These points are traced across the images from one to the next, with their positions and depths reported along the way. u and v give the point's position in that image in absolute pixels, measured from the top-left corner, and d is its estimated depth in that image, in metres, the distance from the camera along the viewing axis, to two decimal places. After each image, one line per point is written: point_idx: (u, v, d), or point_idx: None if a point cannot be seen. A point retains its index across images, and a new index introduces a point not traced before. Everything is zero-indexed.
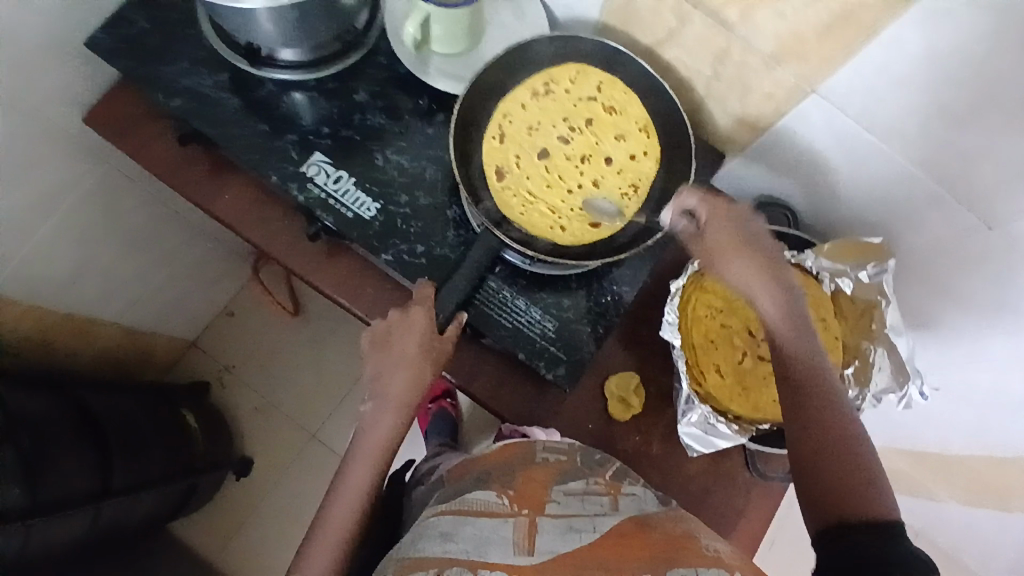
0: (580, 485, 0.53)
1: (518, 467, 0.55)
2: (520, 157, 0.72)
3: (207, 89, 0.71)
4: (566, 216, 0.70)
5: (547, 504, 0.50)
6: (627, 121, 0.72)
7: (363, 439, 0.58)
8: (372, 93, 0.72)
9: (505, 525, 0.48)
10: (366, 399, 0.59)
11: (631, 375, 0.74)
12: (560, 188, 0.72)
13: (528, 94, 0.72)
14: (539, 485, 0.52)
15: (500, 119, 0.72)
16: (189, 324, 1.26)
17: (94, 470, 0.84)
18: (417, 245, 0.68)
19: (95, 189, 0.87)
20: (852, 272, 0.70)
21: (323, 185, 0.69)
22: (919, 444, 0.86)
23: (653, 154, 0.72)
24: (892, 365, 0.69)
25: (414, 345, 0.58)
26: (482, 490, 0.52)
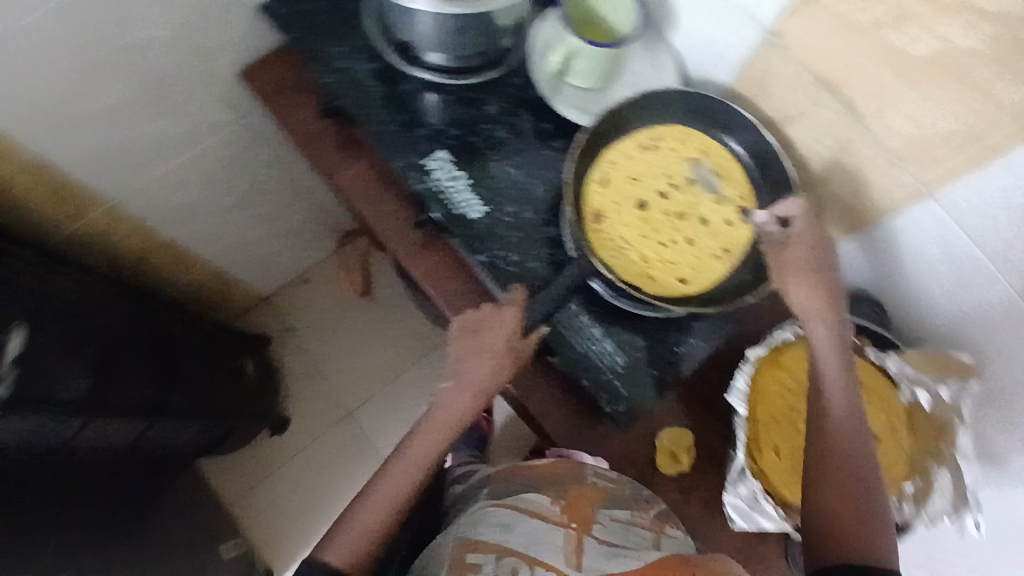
0: (626, 514, 0.56)
1: (569, 486, 0.57)
2: (618, 205, 0.72)
3: (359, 73, 0.78)
4: (656, 268, 0.71)
5: (594, 524, 0.54)
6: (727, 186, 0.73)
7: (434, 415, 0.61)
8: (503, 107, 0.77)
9: (554, 533, 0.52)
10: (445, 379, 0.62)
11: (684, 431, 0.74)
12: (654, 240, 0.72)
13: (633, 145, 0.74)
14: (587, 502, 0.56)
15: (602, 166, 0.74)
16: (267, 280, 1.33)
17: (149, 388, 0.89)
18: (511, 254, 0.72)
19: (230, 138, 0.95)
20: (931, 386, 0.67)
21: (440, 180, 0.74)
22: None
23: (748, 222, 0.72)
24: (954, 491, 0.66)
25: (499, 342, 0.60)
26: (535, 493, 0.56)
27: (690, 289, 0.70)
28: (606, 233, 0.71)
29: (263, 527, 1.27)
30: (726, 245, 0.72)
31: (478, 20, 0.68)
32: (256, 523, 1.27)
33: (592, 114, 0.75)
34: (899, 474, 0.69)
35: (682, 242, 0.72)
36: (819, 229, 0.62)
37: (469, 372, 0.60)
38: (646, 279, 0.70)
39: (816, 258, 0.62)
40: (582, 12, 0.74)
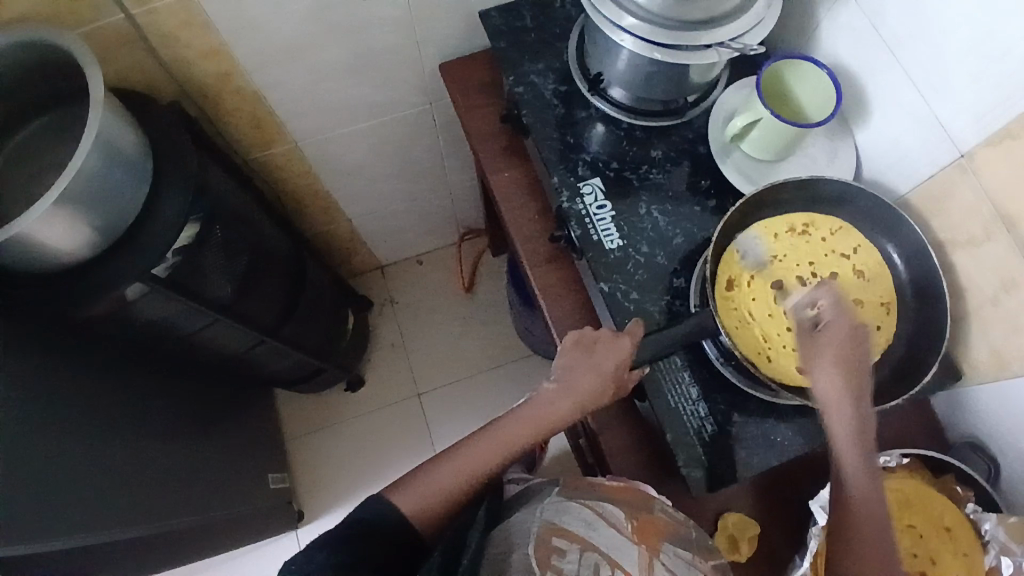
0: (690, 557, 0.57)
1: (641, 510, 0.59)
2: (755, 277, 0.71)
3: (545, 89, 0.83)
4: (777, 348, 0.69)
5: (660, 550, 0.56)
6: (871, 291, 0.71)
7: (530, 408, 0.67)
8: (667, 154, 0.80)
9: (625, 545, 0.55)
10: (550, 380, 0.66)
11: (751, 521, 0.70)
12: (783, 322, 0.70)
13: (785, 226, 0.73)
14: (656, 532, 0.57)
15: (748, 236, 0.73)
16: (389, 251, 1.43)
17: (270, 310, 0.99)
18: (633, 291, 0.73)
19: (409, 117, 1.04)
20: (1022, 558, 0.62)
21: (587, 204, 0.77)
22: None
23: (885, 331, 0.70)
24: None
25: (609, 362, 0.64)
26: (609, 507, 0.58)
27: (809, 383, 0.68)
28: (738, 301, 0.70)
29: (312, 470, 1.35)
30: (856, 351, 0.69)
31: (672, 72, 0.72)
32: (306, 463, 1.35)
33: (753, 183, 0.76)
34: None
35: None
36: (856, 324, 0.57)
37: (574, 381, 0.65)
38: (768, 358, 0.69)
39: (853, 352, 0.57)
40: (774, 85, 0.75)
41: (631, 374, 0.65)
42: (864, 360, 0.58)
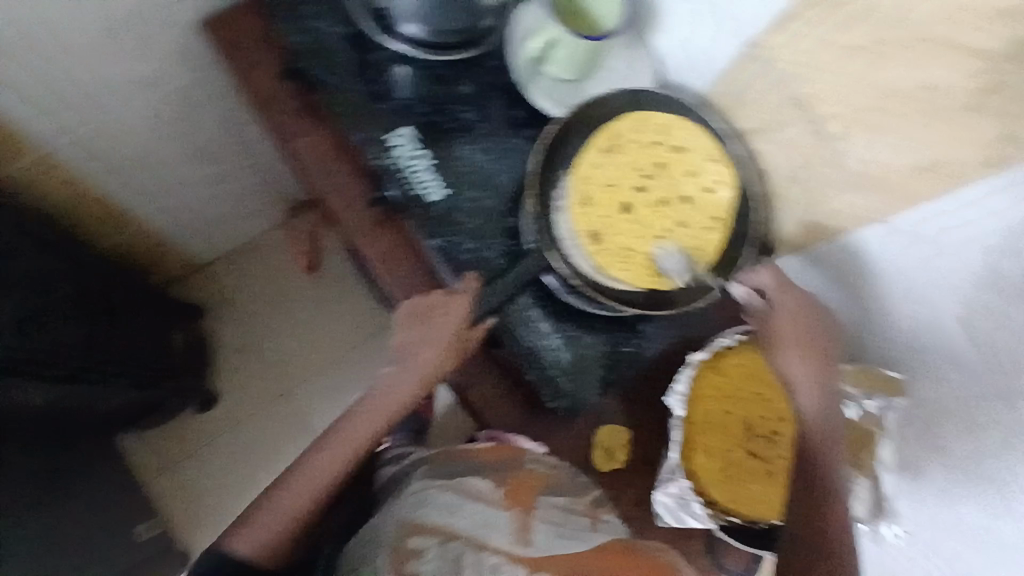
0: (562, 502, 0.64)
1: (510, 471, 0.64)
2: (607, 215, 0.72)
3: (329, 37, 0.74)
4: (664, 263, 0.72)
5: (532, 507, 0.63)
6: (698, 157, 0.75)
7: (374, 397, 0.66)
8: (476, 89, 0.75)
9: (499, 517, 0.61)
10: (389, 363, 0.67)
11: (619, 429, 0.73)
12: (628, 232, 0.72)
13: (597, 152, 0.73)
14: (528, 488, 0.64)
15: (578, 158, 0.73)
16: (208, 246, 1.26)
17: (65, 352, 0.83)
18: (466, 241, 0.70)
19: (182, 92, 0.89)
20: (859, 399, 0.69)
21: (397, 158, 0.72)
22: None
23: (728, 181, 0.74)
24: (872, 499, 0.70)
25: (444, 330, 0.62)
26: (479, 479, 0.64)
27: (665, 283, 0.71)
28: (581, 224, 0.71)
29: (181, 505, 1.21)
30: (699, 240, 0.73)
31: None
32: (172, 499, 1.21)
33: (567, 106, 0.74)
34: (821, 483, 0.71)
35: (656, 236, 0.72)
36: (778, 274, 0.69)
37: (415, 357, 0.63)
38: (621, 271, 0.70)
39: (801, 325, 0.67)
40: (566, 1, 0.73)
41: (472, 335, 0.63)
42: (818, 339, 0.67)
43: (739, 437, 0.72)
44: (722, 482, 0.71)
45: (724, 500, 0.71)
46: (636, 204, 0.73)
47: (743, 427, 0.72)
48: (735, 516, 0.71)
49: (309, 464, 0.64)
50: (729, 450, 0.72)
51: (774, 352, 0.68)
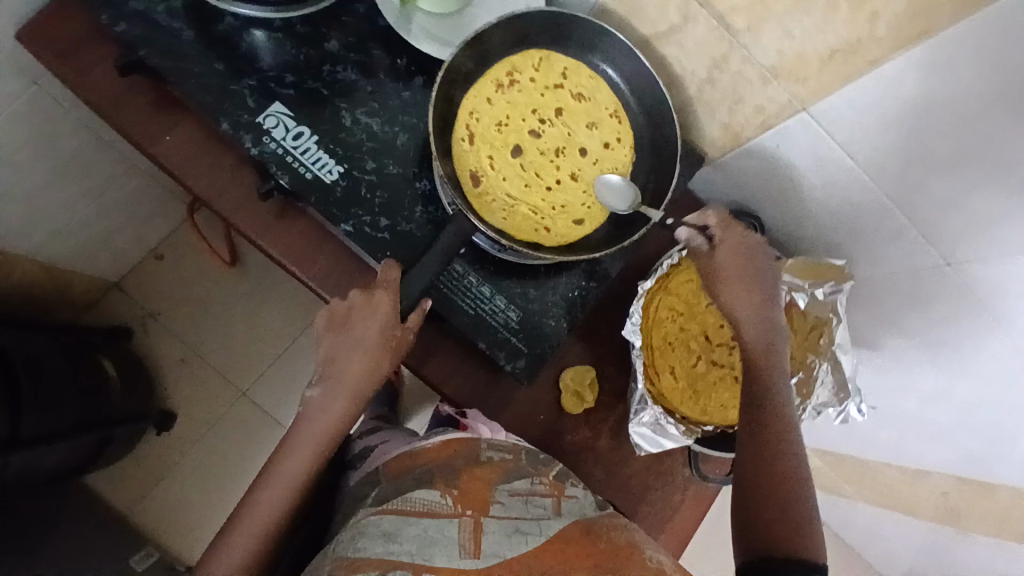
0: (525, 485, 0.56)
1: (462, 469, 0.55)
2: (493, 158, 0.67)
3: (158, 15, 0.63)
4: (549, 215, 0.68)
5: (491, 504, 0.52)
6: (597, 108, 0.69)
7: (302, 427, 0.56)
8: (348, 45, 0.66)
9: (450, 526, 0.50)
10: (312, 384, 0.57)
11: (588, 368, 0.73)
12: (516, 183, 0.68)
13: (493, 87, 0.68)
14: (483, 485, 0.54)
15: (471, 91, 0.67)
16: (112, 263, 1.15)
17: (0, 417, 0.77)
18: (382, 219, 0.64)
19: (18, 109, 0.76)
20: (808, 289, 0.73)
21: (280, 140, 0.63)
22: (864, 448, 0.99)
23: (626, 141, 0.70)
24: (834, 381, 0.73)
25: (374, 329, 0.56)
26: (425, 489, 0.53)
27: (549, 238, 0.67)
28: (463, 162, 0.66)
29: (168, 530, 1.16)
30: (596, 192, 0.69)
31: None
32: (157, 526, 1.16)
33: (449, 45, 0.67)
34: None
35: (547, 188, 0.68)
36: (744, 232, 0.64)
37: (346, 370, 0.57)
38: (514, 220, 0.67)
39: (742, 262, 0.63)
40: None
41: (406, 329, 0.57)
42: (767, 279, 0.63)
43: (699, 348, 0.72)
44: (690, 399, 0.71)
45: (695, 413, 0.71)
46: (527, 152, 0.68)
47: (702, 339, 0.72)
48: (708, 424, 0.71)
49: (235, 529, 0.54)
50: (694, 364, 0.72)
51: (715, 289, 0.63)
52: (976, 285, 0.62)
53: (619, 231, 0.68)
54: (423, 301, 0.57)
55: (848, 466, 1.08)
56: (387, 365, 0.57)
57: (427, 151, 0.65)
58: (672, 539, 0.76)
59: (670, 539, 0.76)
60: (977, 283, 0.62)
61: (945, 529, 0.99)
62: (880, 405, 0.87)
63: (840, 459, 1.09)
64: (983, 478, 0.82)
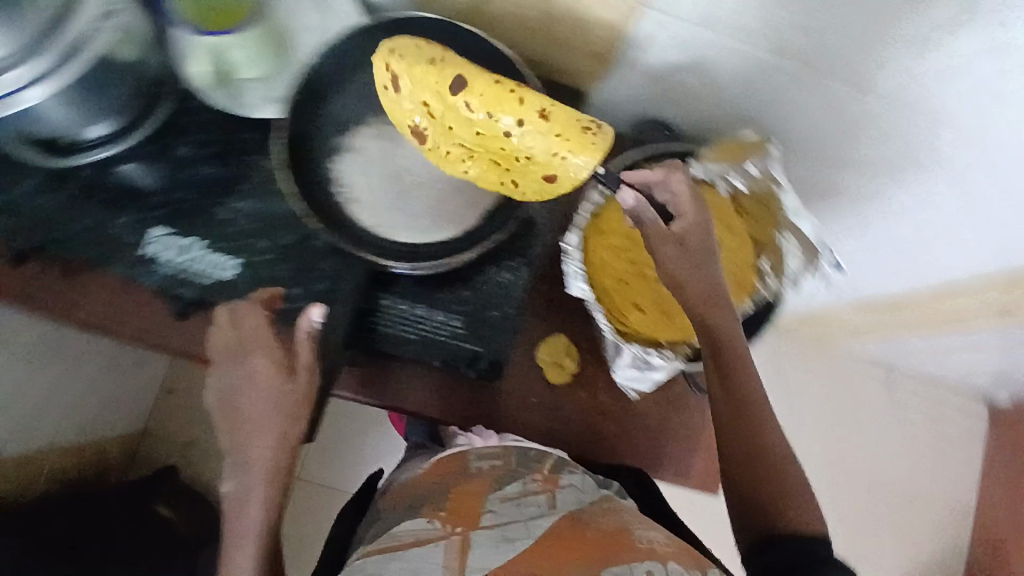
0: (517, 488, 0.59)
1: (456, 488, 0.60)
2: (436, 113, 0.55)
3: (18, 198, 0.64)
4: (517, 172, 0.57)
5: (482, 515, 0.55)
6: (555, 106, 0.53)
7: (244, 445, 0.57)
8: (196, 143, 0.66)
9: (435, 548, 0.51)
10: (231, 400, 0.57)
11: (558, 335, 0.73)
12: (465, 136, 0.56)
13: (435, 48, 0.55)
14: (473, 499, 0.58)
15: (387, 40, 0.55)
16: (131, 414, 1.21)
17: None
18: (295, 289, 0.63)
19: None
20: (740, 170, 0.70)
21: (170, 260, 0.64)
22: (886, 280, 0.96)
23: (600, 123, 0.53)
24: (801, 248, 0.71)
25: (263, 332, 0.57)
26: (416, 518, 0.56)
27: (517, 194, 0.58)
28: (399, 120, 0.58)
29: None
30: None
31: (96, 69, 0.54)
32: None
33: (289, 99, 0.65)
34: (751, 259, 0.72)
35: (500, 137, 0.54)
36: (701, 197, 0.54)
37: (247, 378, 0.57)
38: (412, 232, 0.63)
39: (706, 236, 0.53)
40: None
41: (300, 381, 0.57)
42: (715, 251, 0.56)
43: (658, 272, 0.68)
44: (665, 325, 0.69)
45: (677, 335, 0.69)
46: (478, 107, 0.53)
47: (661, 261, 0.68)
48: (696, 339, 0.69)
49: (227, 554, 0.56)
50: (657, 290, 0.69)
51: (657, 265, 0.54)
52: (898, 97, 0.59)
53: (512, 209, 0.62)
54: (314, 308, 0.56)
55: (879, 301, 1.04)
56: (299, 427, 0.57)
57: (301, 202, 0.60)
58: (711, 461, 0.75)
59: (709, 461, 0.75)
60: (897, 93, 0.59)
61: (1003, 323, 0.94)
62: (874, 236, 0.85)
63: (872, 298, 1.05)
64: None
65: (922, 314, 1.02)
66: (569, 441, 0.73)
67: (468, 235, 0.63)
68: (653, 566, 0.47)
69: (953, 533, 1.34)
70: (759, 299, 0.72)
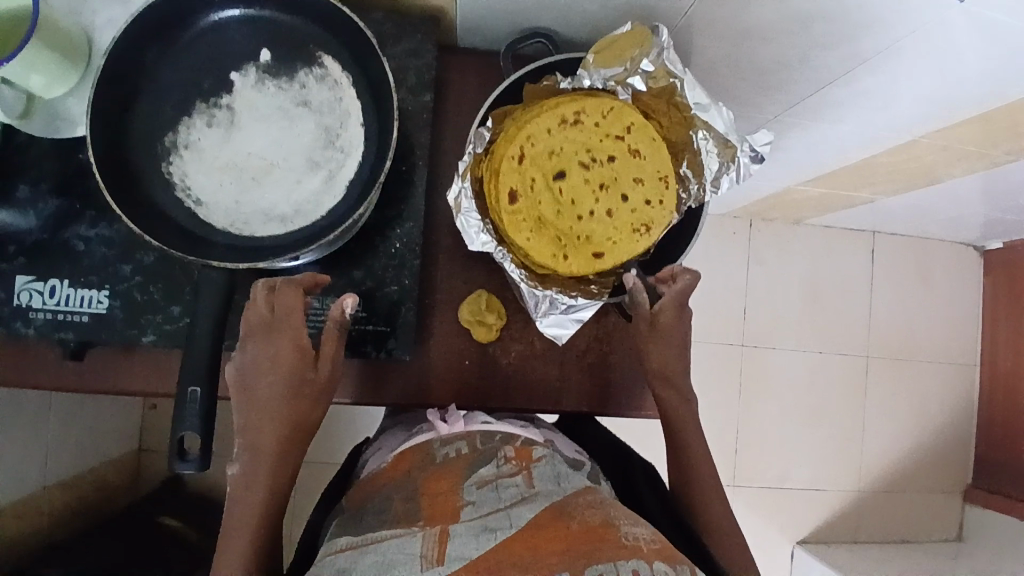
0: (492, 471, 0.55)
1: (430, 476, 0.55)
2: (557, 149, 0.61)
3: None
4: (571, 245, 0.61)
5: (461, 508, 0.51)
6: (647, 161, 0.62)
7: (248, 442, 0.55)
8: (24, 177, 0.60)
9: (413, 542, 0.46)
10: (246, 398, 0.55)
11: (478, 293, 0.68)
12: (597, 204, 0.61)
13: (555, 118, 0.61)
14: (449, 490, 0.53)
15: (532, 118, 0.61)
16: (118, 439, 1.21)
17: None
18: (173, 308, 0.60)
19: None
20: (635, 69, 0.61)
21: (44, 306, 0.59)
22: (836, 142, 0.89)
23: (669, 202, 0.62)
24: (717, 144, 0.64)
25: (294, 335, 0.55)
26: (388, 518, 0.51)
27: (562, 266, 0.62)
28: (507, 176, 0.61)
29: None
30: (330, 134, 0.57)
31: None
32: None
33: None
34: (664, 172, 0.62)
35: (578, 219, 0.61)
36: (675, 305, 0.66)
37: (273, 374, 0.55)
38: (272, 224, 0.56)
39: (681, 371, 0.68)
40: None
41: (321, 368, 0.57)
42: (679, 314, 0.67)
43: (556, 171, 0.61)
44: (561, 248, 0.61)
45: (578, 258, 0.61)
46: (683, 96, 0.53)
47: (570, 160, 0.61)
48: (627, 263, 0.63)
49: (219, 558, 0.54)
50: (553, 202, 0.61)
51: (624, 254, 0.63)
52: None
53: (373, 173, 0.56)
54: (346, 297, 0.56)
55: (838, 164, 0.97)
56: (312, 415, 0.57)
57: (137, 215, 0.54)
58: None
59: None
60: None
61: (968, 155, 0.88)
62: (802, 102, 0.78)
63: (828, 165, 0.98)
64: (964, 114, 0.76)
65: (889, 166, 0.96)
66: (514, 397, 0.69)
67: (334, 214, 0.56)
68: (638, 566, 0.43)
69: (920, 370, 1.44)
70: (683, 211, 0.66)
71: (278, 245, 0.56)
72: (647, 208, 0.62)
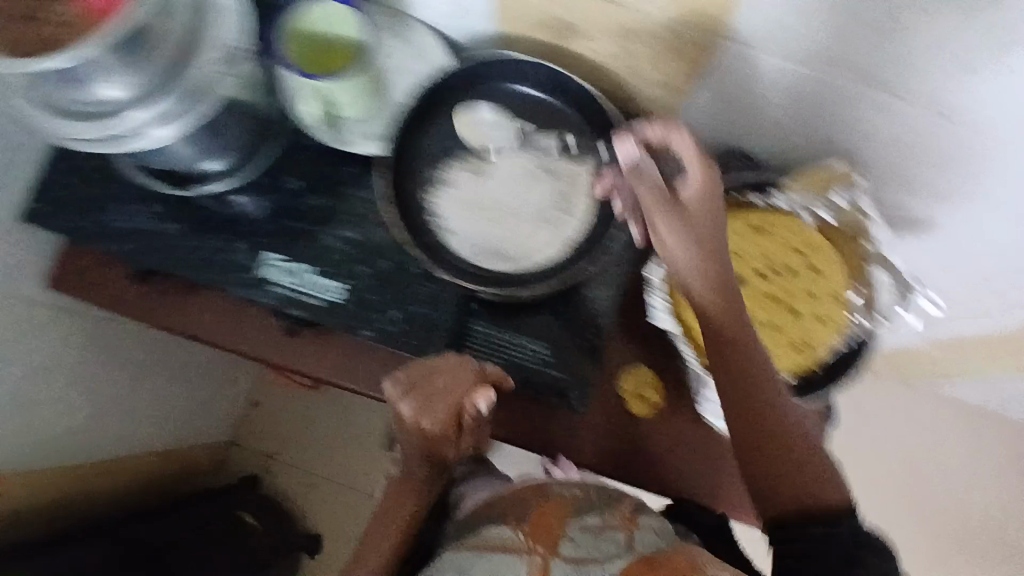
0: (598, 517, 0.57)
1: (539, 504, 0.59)
2: (744, 255, 0.70)
3: (148, 225, 0.70)
4: None
5: (562, 541, 0.55)
6: (822, 284, 0.70)
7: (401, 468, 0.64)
8: (300, 173, 0.71)
9: (516, 564, 0.54)
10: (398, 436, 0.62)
11: (643, 367, 0.73)
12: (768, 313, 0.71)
13: (747, 227, 0.71)
14: (556, 516, 0.58)
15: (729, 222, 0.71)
16: (219, 425, 1.27)
17: None
18: (390, 310, 0.69)
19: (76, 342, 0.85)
20: (828, 201, 0.68)
21: (284, 283, 0.69)
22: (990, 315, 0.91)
23: (836, 323, 0.70)
24: (895, 285, 0.70)
25: (443, 404, 0.58)
26: (499, 526, 0.58)
27: None
28: None
29: None
30: (566, 200, 0.67)
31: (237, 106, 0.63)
32: None
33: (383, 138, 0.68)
34: (837, 296, 0.70)
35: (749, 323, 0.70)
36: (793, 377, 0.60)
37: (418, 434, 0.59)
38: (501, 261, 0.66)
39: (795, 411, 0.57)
40: (309, 46, 0.63)
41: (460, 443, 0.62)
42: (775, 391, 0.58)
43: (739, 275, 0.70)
44: None
45: None
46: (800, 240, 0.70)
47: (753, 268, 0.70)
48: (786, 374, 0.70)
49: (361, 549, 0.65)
50: None
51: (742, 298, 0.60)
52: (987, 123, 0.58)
53: (594, 239, 0.66)
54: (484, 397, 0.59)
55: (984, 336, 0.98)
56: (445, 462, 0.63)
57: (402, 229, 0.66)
58: None
59: None
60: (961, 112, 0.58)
61: None
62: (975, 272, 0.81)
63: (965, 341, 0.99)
64: None
65: None
66: (650, 473, 0.72)
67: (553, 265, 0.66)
68: None
69: None
70: (849, 339, 0.70)
71: (502, 279, 0.65)
72: (814, 325, 0.70)
